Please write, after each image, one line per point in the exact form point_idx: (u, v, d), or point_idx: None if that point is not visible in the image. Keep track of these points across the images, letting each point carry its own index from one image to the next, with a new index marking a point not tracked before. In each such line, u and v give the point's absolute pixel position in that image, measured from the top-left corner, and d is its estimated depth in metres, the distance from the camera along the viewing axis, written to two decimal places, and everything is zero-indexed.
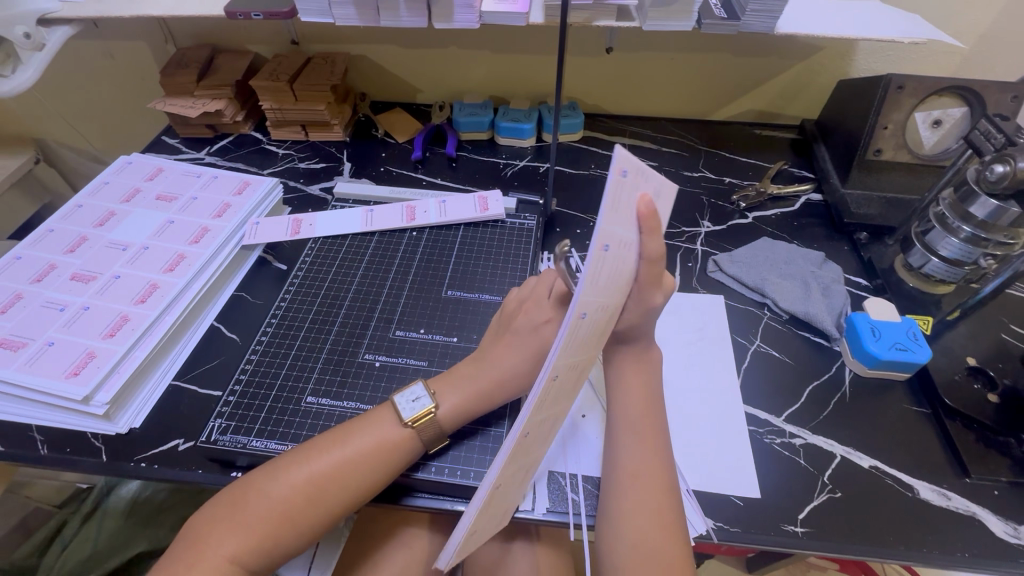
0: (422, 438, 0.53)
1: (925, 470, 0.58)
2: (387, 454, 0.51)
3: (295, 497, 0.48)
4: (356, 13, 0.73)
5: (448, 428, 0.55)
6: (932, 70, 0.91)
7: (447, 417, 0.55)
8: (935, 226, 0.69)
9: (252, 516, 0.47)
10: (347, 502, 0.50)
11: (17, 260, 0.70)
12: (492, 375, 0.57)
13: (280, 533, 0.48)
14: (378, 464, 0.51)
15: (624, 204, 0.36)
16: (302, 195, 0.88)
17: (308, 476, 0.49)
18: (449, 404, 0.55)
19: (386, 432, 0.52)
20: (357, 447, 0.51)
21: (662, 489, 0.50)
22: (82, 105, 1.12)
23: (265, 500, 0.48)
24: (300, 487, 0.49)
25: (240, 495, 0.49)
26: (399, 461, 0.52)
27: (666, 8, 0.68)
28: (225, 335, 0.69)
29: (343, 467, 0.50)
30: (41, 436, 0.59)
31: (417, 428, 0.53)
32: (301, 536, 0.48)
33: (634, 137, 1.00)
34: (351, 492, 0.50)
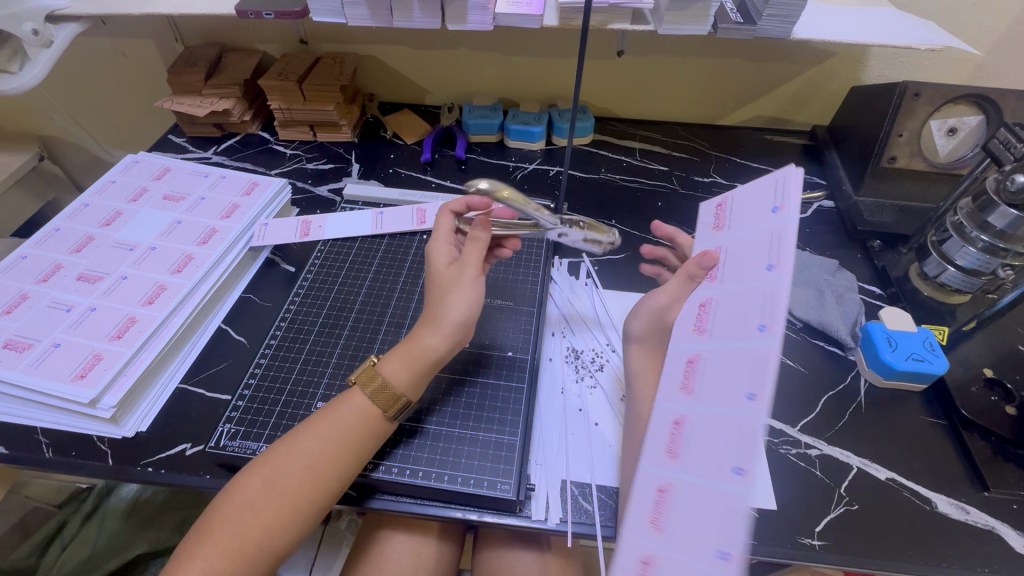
0: (374, 401, 0.52)
1: (943, 483, 0.57)
2: (340, 424, 0.51)
3: (257, 489, 0.48)
4: (369, 14, 0.72)
5: (400, 387, 0.53)
6: (945, 78, 0.91)
7: (394, 379, 0.53)
8: (953, 235, 0.68)
9: (223, 519, 0.47)
10: (304, 482, 0.48)
11: (23, 259, 0.69)
12: (425, 338, 0.54)
13: (247, 532, 0.46)
14: (335, 436, 0.50)
15: (762, 209, 0.46)
16: (311, 196, 0.87)
17: (269, 467, 0.49)
18: (390, 361, 0.54)
19: (337, 405, 0.53)
20: (309, 423, 0.52)
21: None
22: (88, 102, 1.12)
23: (234, 499, 0.48)
24: (259, 475, 0.49)
25: (212, 512, 0.48)
26: (349, 429, 0.51)
27: (683, 12, 0.68)
28: (233, 337, 0.68)
29: (294, 444, 0.50)
30: (46, 439, 0.58)
31: (360, 382, 0.54)
32: (271, 536, 0.47)
33: (644, 141, 0.99)
34: (303, 468, 0.49)
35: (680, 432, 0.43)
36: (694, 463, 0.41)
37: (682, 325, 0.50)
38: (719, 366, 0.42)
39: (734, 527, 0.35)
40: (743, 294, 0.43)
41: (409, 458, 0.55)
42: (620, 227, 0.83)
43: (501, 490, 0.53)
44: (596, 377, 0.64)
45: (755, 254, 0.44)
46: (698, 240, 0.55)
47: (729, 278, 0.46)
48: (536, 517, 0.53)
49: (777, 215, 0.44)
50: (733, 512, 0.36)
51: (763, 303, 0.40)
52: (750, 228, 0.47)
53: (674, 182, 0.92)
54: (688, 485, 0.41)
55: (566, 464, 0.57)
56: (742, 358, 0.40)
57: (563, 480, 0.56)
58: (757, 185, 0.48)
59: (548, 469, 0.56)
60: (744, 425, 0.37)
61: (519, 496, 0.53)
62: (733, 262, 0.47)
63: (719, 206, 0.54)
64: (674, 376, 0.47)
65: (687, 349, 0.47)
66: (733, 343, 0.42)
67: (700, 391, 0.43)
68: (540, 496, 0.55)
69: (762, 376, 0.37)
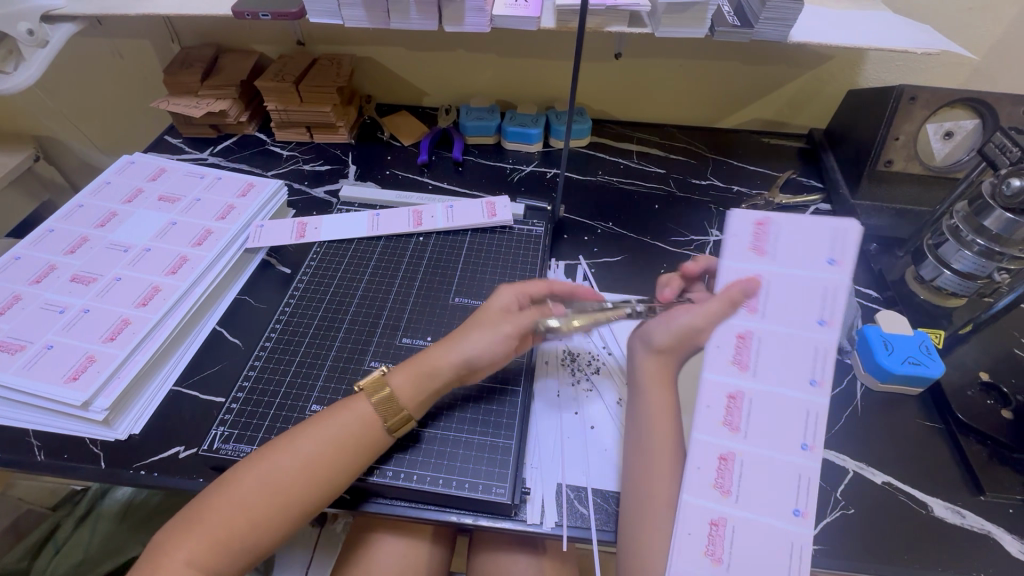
0: (378, 408, 0.53)
1: (939, 487, 0.57)
2: (342, 428, 0.51)
3: (251, 483, 0.48)
4: (366, 15, 0.72)
5: (411, 408, 0.54)
6: (941, 82, 0.91)
7: (401, 393, 0.53)
8: (949, 239, 0.68)
9: (210, 512, 0.47)
10: (298, 482, 0.48)
11: (16, 260, 0.69)
12: (435, 351, 0.56)
13: (235, 526, 0.46)
14: (335, 439, 0.50)
15: (816, 252, 0.39)
16: (307, 198, 0.87)
17: (265, 464, 0.49)
18: (402, 376, 0.55)
19: (340, 409, 0.53)
20: (310, 424, 0.52)
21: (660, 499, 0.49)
22: (84, 102, 1.11)
23: (224, 492, 0.48)
24: (252, 470, 0.49)
25: (200, 503, 0.48)
26: (351, 435, 0.51)
27: (680, 15, 0.68)
28: (228, 339, 0.68)
29: (292, 444, 0.50)
30: (38, 442, 0.58)
31: (368, 391, 0.54)
32: (258, 533, 0.47)
33: (642, 143, 0.99)
34: (299, 470, 0.48)
35: (728, 468, 0.46)
36: (750, 500, 0.46)
37: (714, 350, 0.45)
38: (767, 409, 0.44)
39: (803, 534, 0.46)
40: (794, 347, 0.42)
41: (403, 462, 0.55)
42: (617, 230, 0.83)
43: (496, 494, 0.53)
44: (592, 380, 0.64)
45: (799, 306, 0.41)
46: (722, 257, 0.43)
47: (781, 317, 0.41)
48: (532, 521, 0.53)
49: (833, 268, 0.39)
50: (799, 545, 0.46)
51: (815, 354, 0.42)
52: (803, 269, 0.40)
53: (671, 185, 0.91)
54: (746, 521, 0.46)
55: (561, 468, 0.57)
56: (791, 406, 0.44)
57: (559, 484, 0.55)
58: (814, 225, 0.39)
59: (543, 473, 0.56)
60: (798, 470, 0.46)
61: (514, 499, 0.53)
62: (785, 301, 0.41)
63: (758, 225, 0.41)
64: (713, 408, 0.45)
65: (726, 383, 0.44)
66: (782, 389, 0.44)
67: (748, 429, 0.45)
68: (535, 500, 0.54)
69: (817, 431, 0.44)
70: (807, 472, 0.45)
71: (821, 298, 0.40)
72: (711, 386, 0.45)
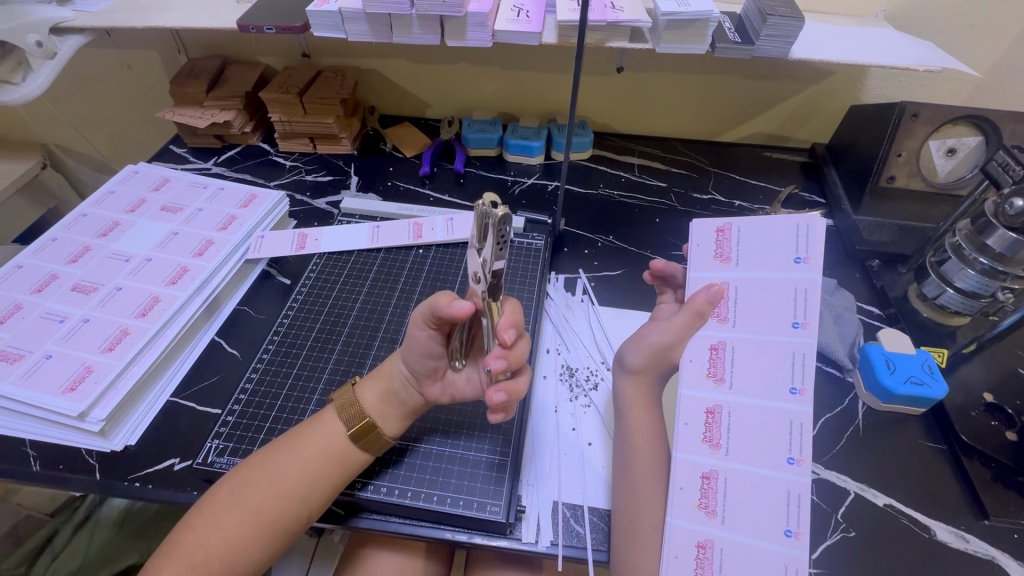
0: (342, 420, 0.52)
1: (942, 510, 0.56)
2: (310, 441, 0.51)
3: (223, 502, 0.48)
4: (369, 29, 0.73)
5: (380, 418, 0.52)
6: (944, 98, 0.90)
7: (371, 406, 0.53)
8: (951, 257, 0.68)
9: (188, 533, 0.47)
10: (268, 498, 0.48)
11: (19, 269, 0.69)
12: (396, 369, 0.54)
13: (211, 548, 0.47)
14: (303, 453, 0.50)
15: (778, 264, 0.49)
16: (308, 208, 0.87)
17: (237, 482, 0.49)
18: (369, 389, 0.53)
19: (311, 424, 0.53)
20: (282, 440, 0.52)
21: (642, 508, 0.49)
22: (93, 112, 1.13)
23: (201, 514, 0.48)
24: (225, 488, 0.49)
25: (180, 528, 0.48)
26: (319, 448, 0.51)
27: (681, 31, 0.68)
28: (227, 350, 0.68)
29: (264, 460, 0.50)
30: (34, 452, 0.58)
31: (337, 403, 0.54)
32: (233, 551, 0.47)
33: (643, 157, 0.99)
34: (268, 484, 0.49)
35: (712, 486, 0.48)
36: (736, 518, 0.47)
37: (690, 367, 0.51)
38: (753, 423, 0.48)
39: (799, 559, 0.44)
40: (766, 355, 0.49)
41: (397, 478, 0.54)
42: (617, 243, 0.83)
43: (490, 512, 0.52)
44: (590, 396, 0.64)
45: (774, 308, 0.49)
46: (693, 265, 0.53)
47: (748, 324, 0.49)
48: (526, 540, 0.52)
49: (800, 267, 0.48)
50: (792, 568, 0.44)
51: (789, 361, 0.48)
52: (763, 271, 0.50)
53: (672, 198, 0.91)
54: (732, 541, 0.46)
55: (558, 485, 0.56)
56: (770, 416, 0.48)
57: (555, 502, 0.55)
58: (773, 226, 0.50)
59: (540, 490, 0.55)
60: (784, 484, 0.46)
61: (509, 518, 0.52)
62: (746, 309, 0.50)
63: (720, 232, 0.53)
64: (693, 426, 0.49)
65: (704, 398, 0.50)
66: (757, 403, 0.48)
67: (728, 445, 0.48)
68: (531, 519, 0.54)
69: (801, 441, 0.46)
70: (795, 488, 0.46)
71: (793, 298, 0.48)
72: (694, 399, 0.50)
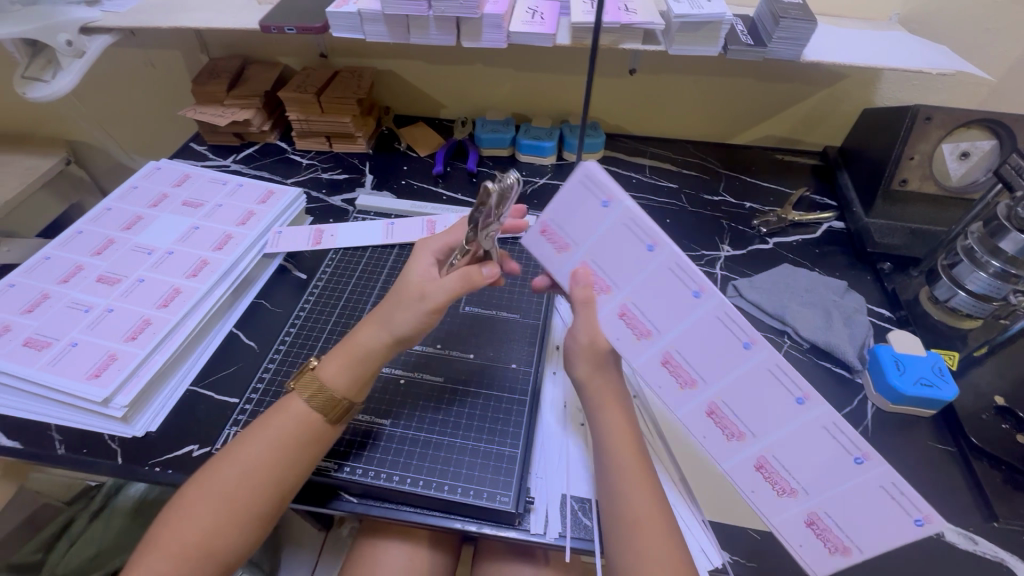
0: (308, 403, 0.53)
1: (951, 511, 0.56)
2: (279, 427, 0.52)
3: (195, 493, 0.49)
4: (386, 30, 0.74)
5: (342, 393, 0.54)
6: (958, 102, 0.90)
7: (332, 381, 0.54)
8: (962, 260, 0.68)
9: (164, 527, 0.48)
10: (242, 484, 0.49)
11: (46, 260, 0.72)
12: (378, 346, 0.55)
13: (185, 537, 0.47)
14: (273, 438, 0.51)
15: (597, 215, 0.47)
16: (324, 205, 0.89)
17: (207, 473, 0.50)
18: (329, 370, 0.55)
19: (274, 411, 0.54)
20: (249, 428, 0.53)
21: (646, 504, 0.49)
22: (116, 110, 1.16)
23: (174, 508, 0.49)
24: (197, 481, 0.50)
25: (156, 522, 0.49)
26: (285, 431, 0.52)
27: (694, 33, 0.69)
28: (243, 342, 0.70)
29: (232, 450, 0.51)
30: (59, 436, 0.60)
31: (297, 388, 0.55)
32: (211, 539, 0.48)
33: (654, 158, 1.00)
34: (240, 471, 0.50)
35: (721, 413, 0.49)
36: (755, 423, 0.47)
37: (621, 341, 0.52)
38: (695, 342, 0.47)
39: (856, 442, 0.43)
40: (655, 282, 0.47)
41: (403, 466, 0.55)
42: None
43: (500, 502, 0.53)
44: None
45: (626, 248, 0.47)
46: (552, 269, 0.53)
47: (623, 278, 0.48)
48: (535, 531, 0.53)
49: (612, 207, 0.46)
50: (830, 425, 0.43)
51: (676, 275, 0.46)
52: (594, 231, 0.48)
53: (683, 200, 0.92)
54: (775, 444, 0.47)
55: (566, 479, 0.57)
56: (703, 326, 0.46)
57: (564, 495, 0.55)
58: (564, 195, 0.48)
59: (548, 483, 0.56)
60: (763, 368, 0.45)
61: (518, 509, 0.53)
62: (614, 269, 0.49)
63: (543, 231, 0.51)
64: (665, 382, 0.51)
65: (652, 353, 0.50)
66: (685, 323, 0.47)
67: (700, 375, 0.49)
68: (539, 510, 0.54)
69: (738, 329, 0.44)
70: (768, 364, 0.44)
71: (631, 229, 0.46)
72: (646, 362, 0.51)
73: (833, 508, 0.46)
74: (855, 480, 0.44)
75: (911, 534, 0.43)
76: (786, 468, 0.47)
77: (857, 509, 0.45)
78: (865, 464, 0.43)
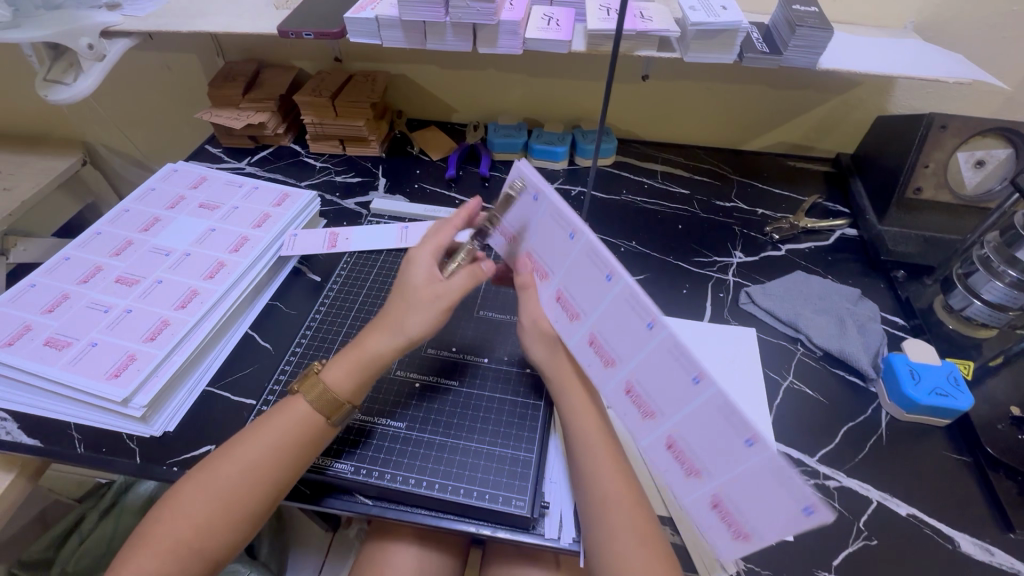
0: (312, 406, 0.54)
1: (966, 521, 0.56)
2: (282, 429, 0.53)
3: (193, 492, 0.50)
4: (403, 36, 0.75)
5: (348, 397, 0.55)
6: (973, 110, 0.90)
7: (341, 387, 0.54)
8: (978, 269, 0.69)
9: (160, 523, 0.49)
10: (242, 484, 0.50)
11: (66, 261, 0.73)
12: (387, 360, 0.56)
13: (180, 535, 0.48)
14: (274, 440, 0.52)
15: (529, 207, 0.51)
16: (338, 208, 0.90)
17: (205, 472, 0.51)
18: (336, 374, 0.55)
19: (277, 413, 0.54)
20: (249, 428, 0.53)
21: (648, 520, 0.49)
22: (132, 111, 1.17)
23: (172, 505, 0.49)
24: (195, 479, 0.50)
25: (151, 519, 0.49)
26: (287, 433, 0.52)
27: (709, 41, 0.70)
28: (259, 343, 0.70)
29: (232, 449, 0.52)
30: (78, 435, 0.61)
31: (302, 391, 0.55)
32: (207, 536, 0.48)
33: (666, 164, 1.00)
34: (240, 471, 0.50)
35: (637, 393, 0.49)
36: (665, 406, 0.46)
37: (559, 321, 0.55)
38: (609, 320, 0.48)
39: (745, 424, 0.40)
40: (575, 264, 0.49)
41: (412, 468, 0.56)
42: (640, 249, 0.84)
43: (515, 506, 0.53)
44: None
45: (553, 234, 0.50)
46: (506, 257, 0.58)
47: (552, 263, 0.52)
48: (550, 536, 0.53)
49: (540, 200, 0.49)
50: (721, 407, 0.41)
51: (591, 259, 0.47)
52: (530, 222, 0.52)
53: (695, 206, 0.92)
54: (678, 425, 0.46)
55: None
56: (613, 306, 0.47)
57: (578, 499, 0.55)
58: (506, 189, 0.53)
59: (562, 487, 0.56)
60: (661, 346, 0.44)
61: (533, 513, 0.53)
62: (546, 253, 0.52)
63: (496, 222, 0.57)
64: (592, 359, 0.52)
65: (581, 334, 0.52)
66: (602, 303, 0.48)
67: (616, 354, 0.49)
68: (553, 515, 0.55)
69: (641, 309, 0.44)
70: (666, 342, 0.44)
71: (557, 220, 0.48)
72: (578, 342, 0.53)
73: (730, 489, 0.44)
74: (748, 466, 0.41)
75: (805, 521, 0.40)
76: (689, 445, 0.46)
77: (753, 492, 0.42)
78: (755, 447, 0.40)
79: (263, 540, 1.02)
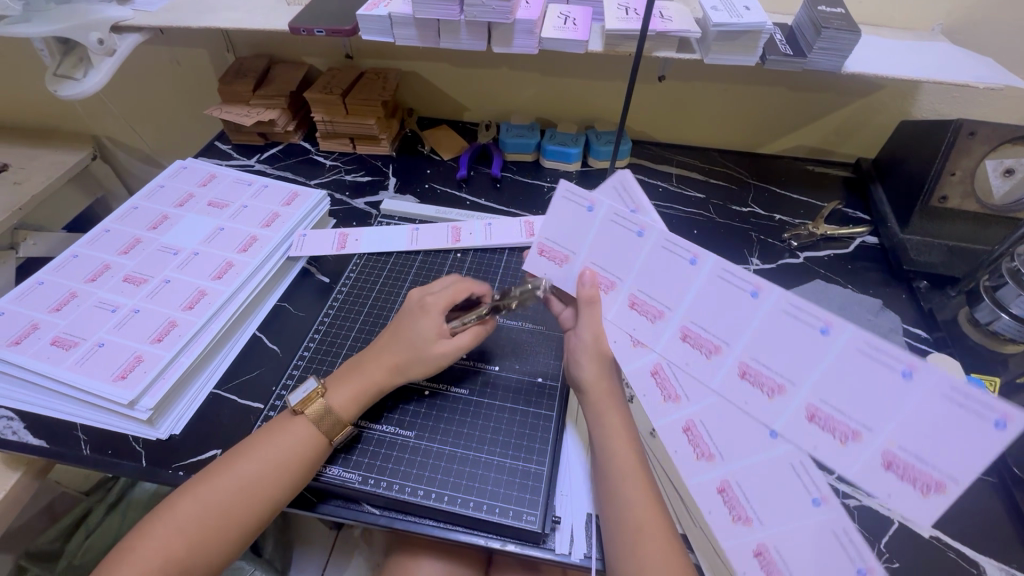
0: (314, 426, 0.54)
1: (993, 544, 0.54)
2: (284, 448, 0.52)
3: (189, 503, 0.49)
4: (417, 34, 0.73)
5: (348, 417, 0.56)
6: (1002, 115, 0.87)
7: (343, 409, 0.56)
8: (1009, 282, 0.66)
9: (154, 532, 0.48)
10: (240, 499, 0.50)
11: (73, 258, 0.72)
12: (379, 376, 0.58)
13: (174, 547, 0.47)
14: (276, 457, 0.52)
15: (583, 222, 0.55)
16: (347, 208, 0.89)
17: (203, 484, 0.50)
18: (338, 395, 0.56)
19: (280, 429, 0.54)
20: (250, 442, 0.53)
21: (662, 540, 0.48)
22: (143, 106, 1.16)
23: (168, 515, 0.49)
24: (193, 492, 0.50)
25: (143, 527, 0.49)
26: (289, 453, 0.52)
27: (732, 42, 0.67)
28: (267, 345, 0.69)
29: (232, 464, 0.51)
30: (84, 436, 0.60)
31: (306, 413, 0.55)
32: (201, 548, 0.48)
33: (682, 167, 0.98)
34: (239, 486, 0.50)
35: (696, 432, 0.52)
36: (728, 446, 0.50)
37: (621, 344, 0.57)
38: (682, 353, 0.53)
39: (816, 482, 0.45)
40: (650, 263, 0.53)
41: (423, 479, 0.55)
42: None
43: (526, 521, 0.52)
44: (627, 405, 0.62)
45: (619, 241, 0.54)
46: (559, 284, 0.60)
47: (620, 270, 0.55)
48: (560, 551, 0.52)
49: (594, 209, 0.54)
50: (795, 462, 0.47)
51: (668, 252, 0.51)
52: (585, 236, 0.56)
53: (711, 210, 0.90)
54: (739, 469, 0.50)
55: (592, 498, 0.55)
56: (701, 304, 0.51)
57: (589, 513, 0.54)
58: (551, 215, 0.57)
59: (573, 501, 0.55)
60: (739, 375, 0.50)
61: (544, 527, 0.52)
62: (610, 264, 0.55)
63: (542, 251, 0.60)
64: (651, 393, 0.55)
65: (649, 358, 0.55)
66: (687, 303, 0.52)
67: (684, 391, 0.53)
68: (565, 529, 0.53)
69: (732, 306, 0.49)
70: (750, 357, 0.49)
71: (616, 224, 0.53)
72: (639, 371, 0.56)
73: (785, 540, 0.47)
74: (912, 403, 0.42)
75: (993, 440, 0.39)
76: (831, 419, 0.45)
77: (805, 545, 0.46)
78: (823, 507, 0.45)
79: (268, 539, 1.01)
